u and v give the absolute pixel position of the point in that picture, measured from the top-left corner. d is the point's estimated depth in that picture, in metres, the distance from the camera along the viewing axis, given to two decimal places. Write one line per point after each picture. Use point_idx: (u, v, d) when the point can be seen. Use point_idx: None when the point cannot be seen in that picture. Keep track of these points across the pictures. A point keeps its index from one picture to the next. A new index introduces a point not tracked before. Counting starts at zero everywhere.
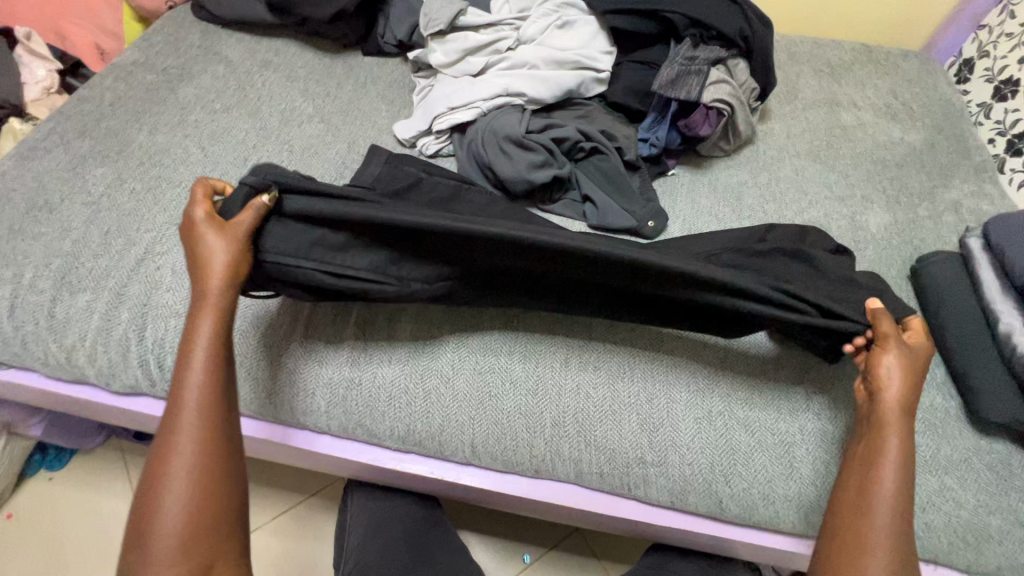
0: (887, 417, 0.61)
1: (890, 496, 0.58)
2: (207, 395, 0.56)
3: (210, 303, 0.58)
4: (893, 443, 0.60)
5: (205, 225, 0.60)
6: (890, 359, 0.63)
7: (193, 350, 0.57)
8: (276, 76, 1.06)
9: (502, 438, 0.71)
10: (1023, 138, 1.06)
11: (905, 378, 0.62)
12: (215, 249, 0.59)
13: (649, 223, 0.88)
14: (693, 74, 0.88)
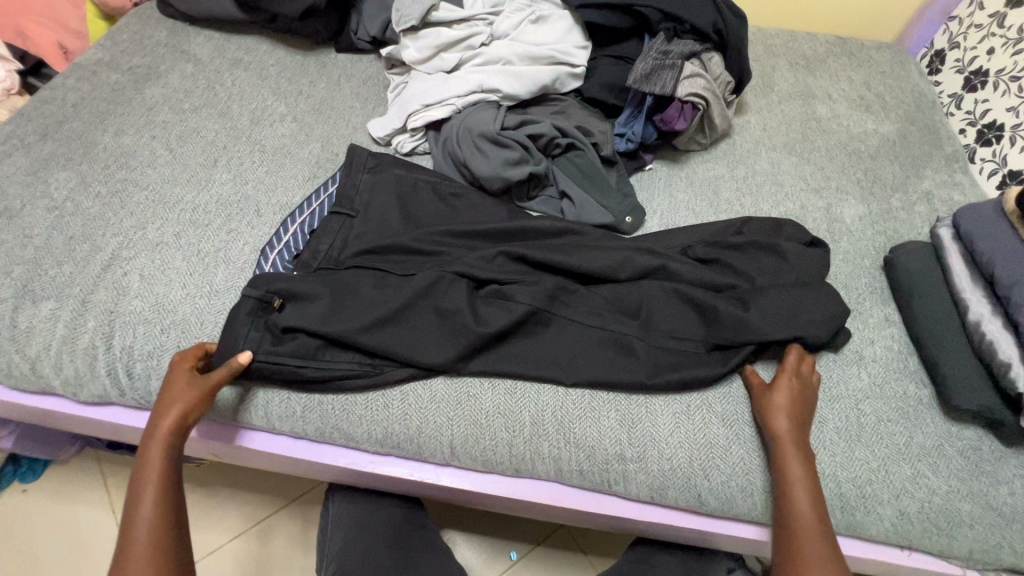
0: (783, 446, 0.66)
1: (814, 534, 0.61)
2: (161, 516, 0.59)
3: (156, 460, 0.61)
4: (797, 470, 0.64)
5: (178, 375, 0.65)
6: (776, 393, 0.69)
7: (149, 466, 0.61)
8: (247, 75, 1.04)
9: (481, 438, 0.70)
10: (992, 128, 1.07)
11: (793, 406, 0.68)
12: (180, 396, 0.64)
13: (627, 218, 0.88)
14: (667, 68, 0.88)
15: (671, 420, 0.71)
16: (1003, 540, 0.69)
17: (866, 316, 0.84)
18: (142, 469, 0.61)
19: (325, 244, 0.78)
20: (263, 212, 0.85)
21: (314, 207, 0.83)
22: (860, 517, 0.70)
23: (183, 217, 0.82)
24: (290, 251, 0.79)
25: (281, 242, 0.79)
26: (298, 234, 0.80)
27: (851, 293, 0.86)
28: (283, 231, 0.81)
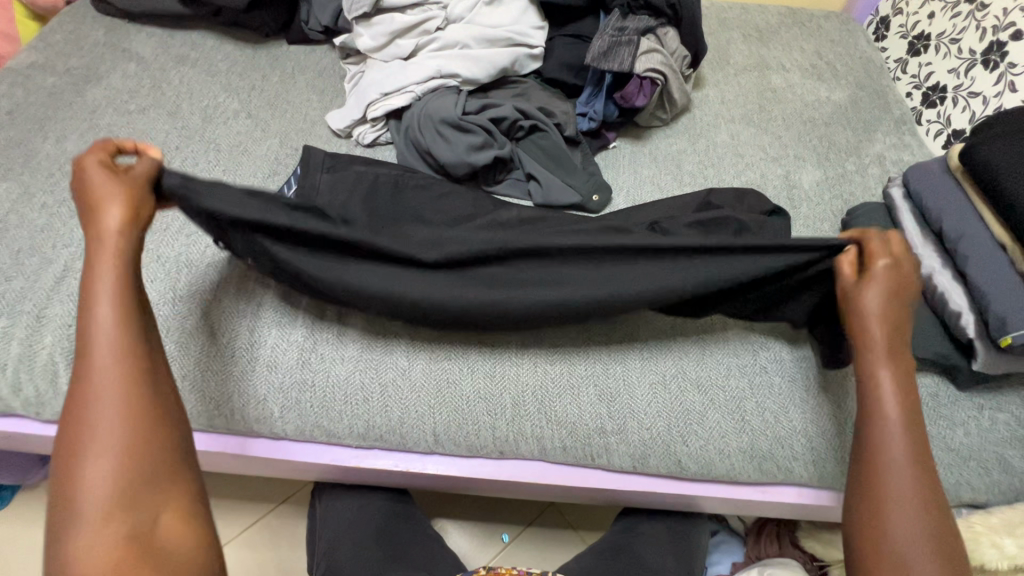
0: (868, 337, 0.60)
1: (897, 442, 0.56)
2: (127, 390, 0.49)
3: (106, 279, 0.52)
4: (883, 359, 0.59)
5: (93, 166, 0.56)
6: (863, 284, 0.61)
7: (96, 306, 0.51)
8: (195, 71, 1.00)
9: (463, 423, 0.71)
10: (936, 91, 1.12)
11: (887, 298, 0.60)
12: (105, 200, 0.54)
13: (594, 197, 0.89)
14: (624, 44, 0.88)
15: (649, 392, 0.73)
16: (960, 477, 0.73)
17: None
18: (88, 299, 0.52)
19: None
20: None
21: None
22: (831, 469, 0.73)
23: None
24: None
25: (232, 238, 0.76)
26: None
27: None
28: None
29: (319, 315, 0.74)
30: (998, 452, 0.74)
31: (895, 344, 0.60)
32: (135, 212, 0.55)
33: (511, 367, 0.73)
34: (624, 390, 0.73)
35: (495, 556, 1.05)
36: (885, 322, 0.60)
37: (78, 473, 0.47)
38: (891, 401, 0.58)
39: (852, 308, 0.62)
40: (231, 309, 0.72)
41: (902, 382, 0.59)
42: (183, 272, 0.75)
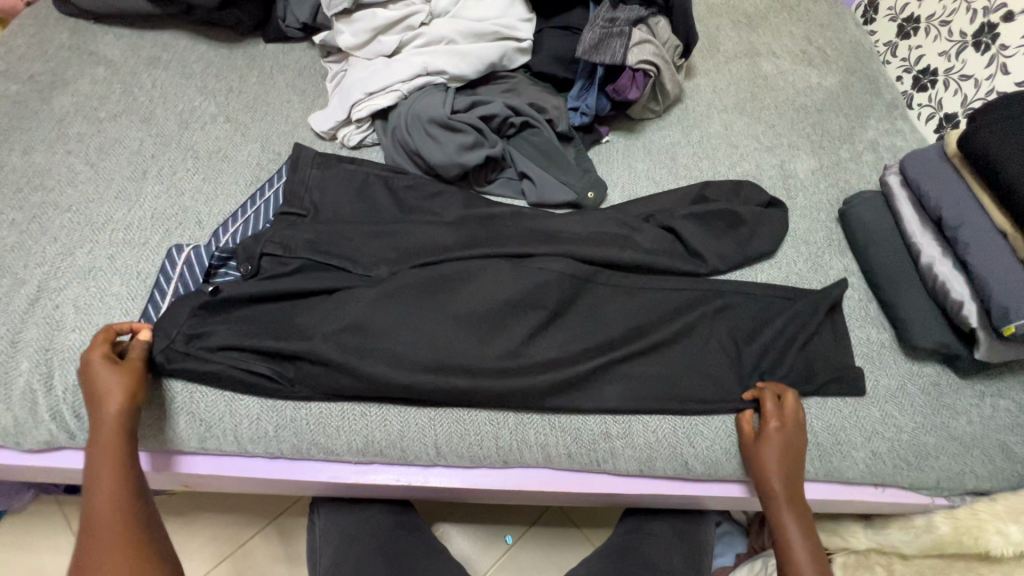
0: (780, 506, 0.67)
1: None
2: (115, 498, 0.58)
3: (107, 426, 0.59)
4: (772, 469, 0.67)
5: (97, 363, 0.60)
6: (766, 447, 0.67)
7: (97, 467, 0.58)
8: (167, 74, 0.95)
9: (465, 433, 0.69)
10: (926, 74, 1.11)
11: (779, 456, 0.67)
12: (106, 379, 0.60)
13: (589, 193, 0.87)
14: (615, 36, 0.85)
15: (658, 395, 0.70)
16: (964, 466, 0.73)
17: (826, 268, 0.86)
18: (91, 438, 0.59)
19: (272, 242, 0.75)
20: (205, 222, 0.79)
21: (248, 215, 0.79)
22: (836, 464, 0.73)
23: (115, 237, 0.76)
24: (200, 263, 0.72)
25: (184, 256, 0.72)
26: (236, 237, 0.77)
27: (811, 247, 0.88)
28: (216, 239, 0.76)
29: (310, 327, 0.68)
30: (1001, 439, 0.74)
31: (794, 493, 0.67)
32: (137, 359, 0.63)
33: (514, 374, 0.68)
34: (631, 395, 0.70)
35: (500, 559, 1.05)
36: (779, 461, 0.67)
37: (82, 557, 0.55)
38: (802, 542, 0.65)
39: (753, 463, 0.69)
40: (215, 326, 0.67)
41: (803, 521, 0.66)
42: (168, 283, 0.71)
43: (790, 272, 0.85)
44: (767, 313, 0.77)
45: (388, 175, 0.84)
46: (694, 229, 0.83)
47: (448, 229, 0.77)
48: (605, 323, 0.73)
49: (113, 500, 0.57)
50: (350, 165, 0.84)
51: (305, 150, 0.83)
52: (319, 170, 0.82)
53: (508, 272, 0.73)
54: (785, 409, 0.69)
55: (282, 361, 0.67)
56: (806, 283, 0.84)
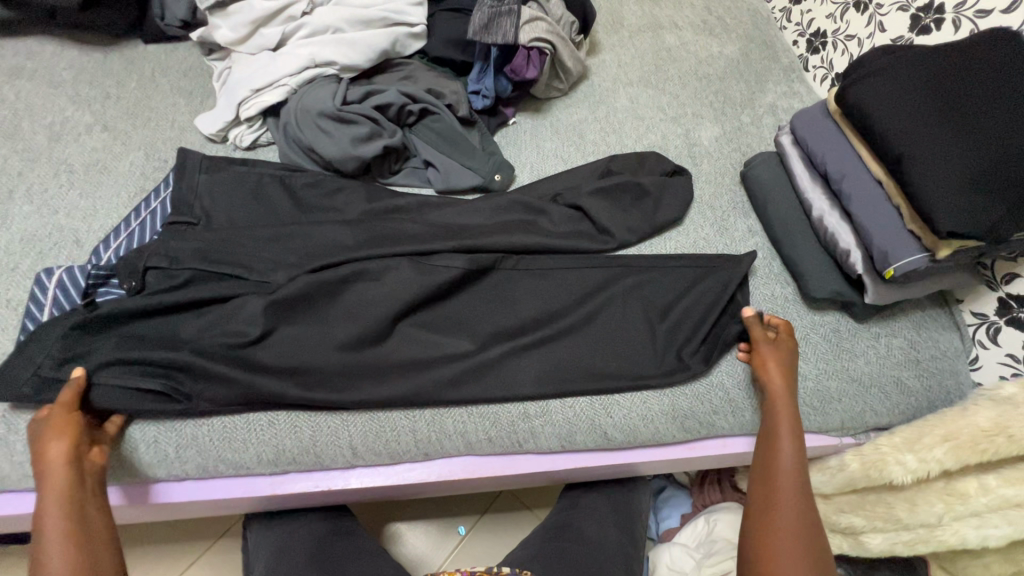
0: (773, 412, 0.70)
1: (786, 483, 0.66)
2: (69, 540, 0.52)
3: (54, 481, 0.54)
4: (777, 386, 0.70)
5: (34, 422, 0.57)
6: (768, 351, 0.72)
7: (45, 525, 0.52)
8: (33, 84, 0.88)
9: (380, 430, 0.68)
10: (818, 37, 1.16)
11: (776, 366, 0.71)
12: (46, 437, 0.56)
13: (496, 176, 0.86)
14: (505, 15, 0.84)
15: (570, 376, 0.71)
16: (864, 405, 0.78)
17: (732, 230, 0.89)
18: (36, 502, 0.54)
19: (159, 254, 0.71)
20: (84, 241, 0.74)
21: (133, 227, 0.74)
22: (749, 417, 0.76)
23: None
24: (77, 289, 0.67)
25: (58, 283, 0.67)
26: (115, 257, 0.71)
27: (716, 211, 0.91)
28: (97, 259, 0.71)
29: (197, 341, 0.64)
30: (895, 376, 0.79)
31: (790, 404, 0.70)
32: (67, 404, 0.58)
33: (422, 371, 0.69)
34: (545, 378, 0.70)
35: (453, 552, 1.04)
36: (781, 373, 0.71)
37: None
38: (787, 450, 0.68)
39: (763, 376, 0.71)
40: (98, 351, 0.63)
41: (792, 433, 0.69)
42: (40, 312, 0.66)
43: (698, 238, 0.87)
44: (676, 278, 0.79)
45: (284, 173, 0.80)
46: (602, 203, 0.83)
47: (348, 226, 0.74)
48: (513, 308, 0.74)
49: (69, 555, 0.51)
50: (242, 168, 0.79)
51: (192, 155, 0.79)
52: (207, 174, 0.78)
53: (412, 266, 0.72)
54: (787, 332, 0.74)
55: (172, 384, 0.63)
56: (713, 247, 0.87)
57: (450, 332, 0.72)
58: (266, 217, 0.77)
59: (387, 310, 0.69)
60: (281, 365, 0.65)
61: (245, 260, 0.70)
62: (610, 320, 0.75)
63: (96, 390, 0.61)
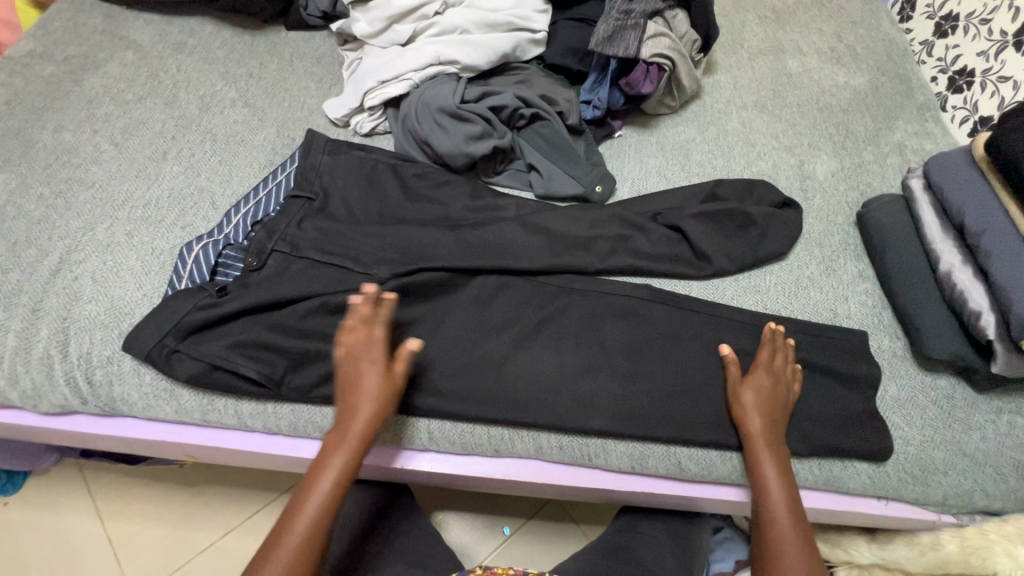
0: (755, 444, 0.66)
1: (780, 509, 0.63)
2: (330, 509, 0.60)
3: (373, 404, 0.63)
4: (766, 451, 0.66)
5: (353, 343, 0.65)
6: (744, 397, 0.68)
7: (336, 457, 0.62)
8: (193, 59, 0.98)
9: (457, 423, 0.70)
10: (963, 75, 1.07)
11: (761, 409, 0.67)
12: (370, 373, 0.64)
13: (596, 187, 0.86)
14: (630, 28, 0.84)
15: (645, 409, 0.70)
16: (975, 483, 0.70)
17: (840, 272, 0.83)
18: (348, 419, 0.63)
19: (282, 224, 0.76)
20: (218, 203, 0.82)
21: (261, 197, 0.80)
22: (837, 472, 0.71)
23: (134, 214, 0.79)
24: (213, 249, 0.74)
25: (196, 249, 0.74)
26: (242, 224, 0.77)
27: (825, 250, 0.86)
28: (222, 225, 0.78)
29: (302, 322, 0.70)
30: (1016, 458, 0.71)
31: (773, 437, 0.67)
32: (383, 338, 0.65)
33: (504, 376, 0.71)
34: (621, 405, 0.70)
35: (496, 548, 1.05)
36: (761, 422, 0.67)
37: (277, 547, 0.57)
38: (775, 484, 0.65)
39: (742, 415, 0.68)
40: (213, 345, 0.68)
41: (780, 461, 0.66)
42: (183, 269, 0.73)
43: (802, 275, 0.83)
44: (768, 318, 0.77)
45: (397, 162, 0.85)
46: (702, 228, 0.81)
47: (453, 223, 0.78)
48: (597, 334, 0.74)
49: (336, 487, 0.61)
50: (361, 154, 0.84)
51: (316, 136, 0.85)
52: (330, 157, 0.84)
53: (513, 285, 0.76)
54: (766, 362, 0.70)
55: (270, 365, 0.68)
56: (818, 287, 0.82)
57: (536, 346, 0.73)
58: (377, 202, 0.81)
59: (479, 325, 0.73)
60: None
61: (354, 243, 0.76)
62: (692, 360, 0.74)
63: (188, 369, 0.67)
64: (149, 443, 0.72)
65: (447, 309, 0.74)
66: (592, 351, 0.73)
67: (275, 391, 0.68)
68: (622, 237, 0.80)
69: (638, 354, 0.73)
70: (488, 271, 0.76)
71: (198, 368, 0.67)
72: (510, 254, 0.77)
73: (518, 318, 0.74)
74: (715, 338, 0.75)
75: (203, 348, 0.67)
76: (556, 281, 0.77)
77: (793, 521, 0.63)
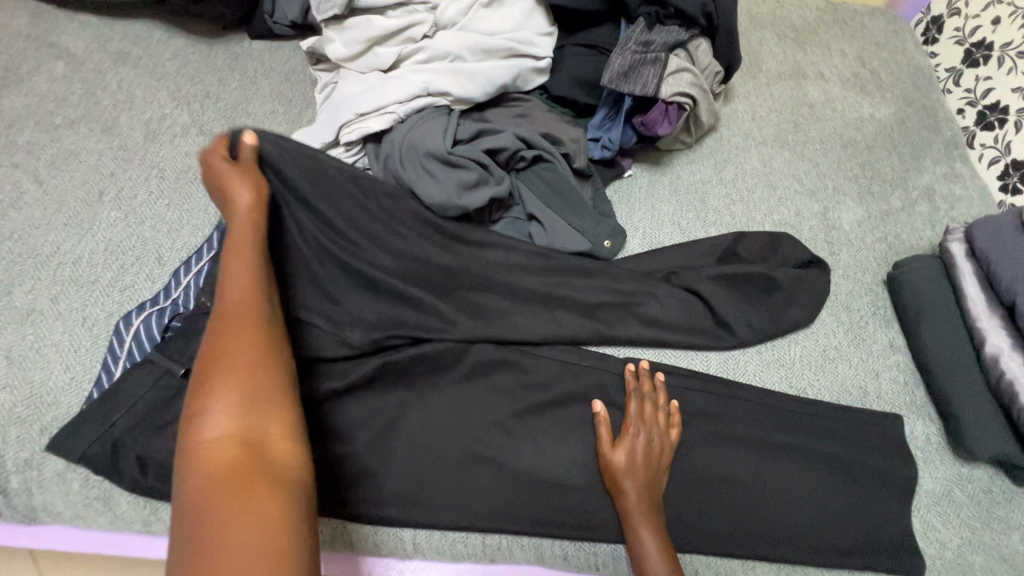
0: (625, 493, 0.60)
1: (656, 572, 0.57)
2: (251, 340, 0.50)
3: (250, 226, 0.58)
4: (639, 513, 0.59)
5: (230, 171, 0.61)
6: (615, 453, 0.62)
7: (228, 300, 0.52)
8: (137, 73, 0.84)
9: (447, 532, 0.61)
10: (994, 111, 0.99)
11: (635, 472, 0.61)
12: (240, 193, 0.60)
13: (605, 242, 0.76)
14: (649, 64, 0.73)
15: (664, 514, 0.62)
16: None
17: (870, 342, 0.76)
18: (228, 280, 0.54)
19: None
20: (166, 257, 0.69)
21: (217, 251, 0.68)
22: None
23: (61, 273, 0.66)
24: (157, 323, 0.62)
25: (137, 322, 0.62)
26: (192, 285, 0.65)
27: (853, 315, 0.78)
28: (167, 291, 0.65)
29: None
30: None
31: (651, 499, 0.60)
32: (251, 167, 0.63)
33: (500, 476, 0.62)
34: None
35: None
36: (640, 477, 0.61)
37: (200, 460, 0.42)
38: (650, 544, 0.58)
39: (620, 471, 0.61)
40: (156, 449, 0.57)
41: (654, 527, 0.59)
42: (121, 347, 0.62)
43: (829, 346, 0.75)
44: (793, 401, 0.69)
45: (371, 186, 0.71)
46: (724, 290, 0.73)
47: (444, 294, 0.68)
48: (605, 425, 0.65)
49: (239, 308, 0.52)
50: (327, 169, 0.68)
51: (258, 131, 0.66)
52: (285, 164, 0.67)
53: (512, 365, 0.67)
54: (656, 407, 0.65)
55: None
56: (847, 360, 0.74)
57: (536, 439, 0.64)
58: None
59: (471, 414, 0.64)
60: (355, 460, 0.60)
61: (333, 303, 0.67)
62: (710, 452, 0.66)
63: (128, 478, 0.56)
64: (83, 551, 0.62)
65: (435, 394, 0.64)
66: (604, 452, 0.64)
67: None
68: (633, 307, 0.71)
69: None
70: (485, 347, 0.66)
71: (140, 478, 0.56)
72: (508, 328, 0.68)
73: (516, 405, 0.65)
74: (736, 428, 0.67)
75: (146, 455, 0.57)
76: (560, 358, 0.68)
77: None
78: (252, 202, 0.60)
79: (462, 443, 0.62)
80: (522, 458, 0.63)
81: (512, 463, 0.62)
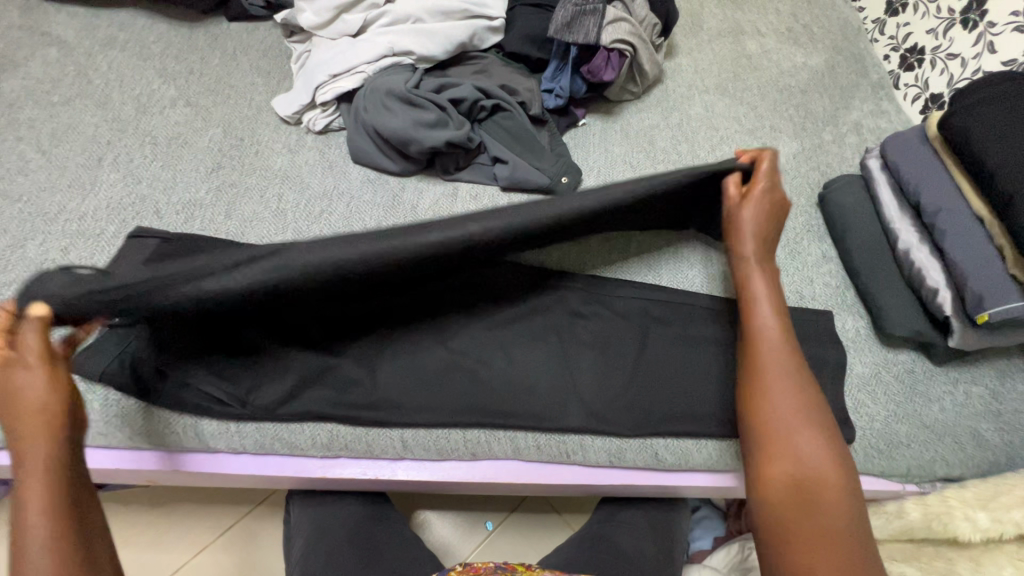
0: (742, 247, 0.64)
1: (768, 325, 0.60)
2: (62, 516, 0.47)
3: (40, 392, 0.50)
4: (755, 268, 0.63)
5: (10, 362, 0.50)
6: (739, 210, 0.65)
7: (31, 452, 0.48)
8: (125, 55, 0.91)
9: (432, 431, 0.69)
10: (914, 52, 1.09)
11: (755, 224, 0.63)
12: (26, 367, 0.50)
13: (563, 178, 0.84)
14: (589, 14, 0.82)
15: (625, 406, 0.70)
16: (935, 453, 0.73)
17: (805, 254, 0.84)
18: (18, 453, 0.48)
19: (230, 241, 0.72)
20: (163, 212, 0.77)
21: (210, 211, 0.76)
22: None
23: (68, 228, 0.73)
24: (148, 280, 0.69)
25: None
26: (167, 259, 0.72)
27: (789, 233, 0.86)
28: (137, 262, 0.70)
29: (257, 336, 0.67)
30: (971, 426, 0.74)
31: (765, 256, 0.64)
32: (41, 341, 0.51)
33: (476, 379, 0.69)
34: (594, 411, 0.70)
35: (481, 544, 1.02)
36: (755, 231, 0.63)
37: None
38: (764, 299, 0.62)
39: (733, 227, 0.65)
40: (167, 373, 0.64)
41: (770, 286, 0.62)
42: None
43: None
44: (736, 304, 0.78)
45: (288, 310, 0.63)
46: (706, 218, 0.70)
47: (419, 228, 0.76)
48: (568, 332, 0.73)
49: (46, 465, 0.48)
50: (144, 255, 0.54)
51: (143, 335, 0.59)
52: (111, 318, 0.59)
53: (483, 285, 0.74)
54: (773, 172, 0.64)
55: (231, 384, 0.65)
56: (784, 270, 0.83)
57: (506, 348, 0.71)
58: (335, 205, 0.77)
59: (447, 330, 0.71)
60: (346, 374, 0.68)
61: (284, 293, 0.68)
62: (664, 352, 0.73)
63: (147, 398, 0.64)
64: (104, 471, 0.69)
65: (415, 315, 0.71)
66: (568, 357, 0.72)
67: (240, 408, 0.65)
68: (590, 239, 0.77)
69: (608, 361, 0.72)
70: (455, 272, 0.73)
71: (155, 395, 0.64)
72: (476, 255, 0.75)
73: (488, 320, 0.73)
74: (687, 331, 0.75)
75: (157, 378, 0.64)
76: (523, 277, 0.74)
77: (782, 339, 0.60)
78: (44, 365, 0.51)
79: (440, 354, 0.70)
80: (494, 364, 0.70)
81: (485, 369, 0.70)
